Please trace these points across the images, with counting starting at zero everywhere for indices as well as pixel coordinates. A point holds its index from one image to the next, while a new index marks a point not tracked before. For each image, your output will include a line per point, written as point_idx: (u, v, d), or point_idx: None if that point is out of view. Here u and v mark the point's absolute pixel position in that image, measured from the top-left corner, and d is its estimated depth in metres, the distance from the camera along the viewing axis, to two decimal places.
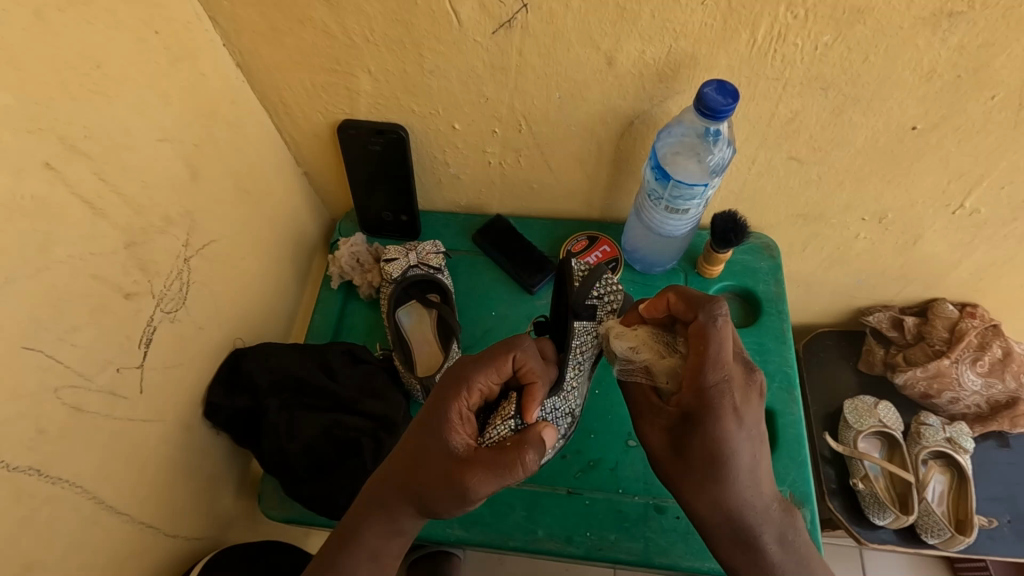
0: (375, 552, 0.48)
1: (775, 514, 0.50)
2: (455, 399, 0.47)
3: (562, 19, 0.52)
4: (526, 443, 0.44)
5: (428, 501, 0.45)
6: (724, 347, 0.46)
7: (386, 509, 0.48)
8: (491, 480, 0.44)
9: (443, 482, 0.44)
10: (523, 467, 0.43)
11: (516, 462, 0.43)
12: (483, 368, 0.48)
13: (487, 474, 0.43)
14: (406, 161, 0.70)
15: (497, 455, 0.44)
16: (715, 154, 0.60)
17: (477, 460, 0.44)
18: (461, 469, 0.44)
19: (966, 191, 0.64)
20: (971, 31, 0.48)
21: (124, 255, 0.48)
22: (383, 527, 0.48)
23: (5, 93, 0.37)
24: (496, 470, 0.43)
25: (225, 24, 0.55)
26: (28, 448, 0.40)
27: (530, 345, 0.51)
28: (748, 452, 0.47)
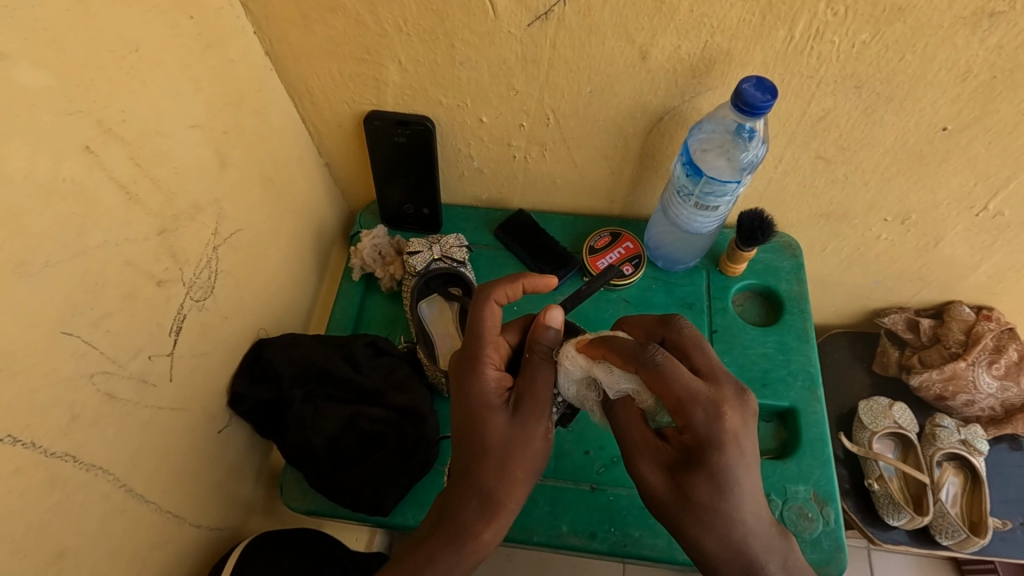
0: (477, 537, 0.47)
1: (776, 539, 0.45)
2: (476, 355, 0.49)
3: (598, 12, 0.52)
4: (534, 330, 0.51)
5: (511, 449, 0.47)
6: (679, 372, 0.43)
7: (471, 489, 0.47)
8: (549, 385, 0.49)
9: (512, 423, 0.47)
10: (556, 349, 0.50)
11: (549, 349, 0.49)
12: (494, 315, 0.50)
13: (543, 378, 0.49)
14: (431, 153, 0.70)
15: (534, 367, 0.49)
16: (748, 152, 0.60)
17: (527, 384, 0.48)
18: (524, 400, 0.48)
19: (990, 193, 0.64)
20: (1010, 32, 0.48)
21: (157, 241, 0.48)
22: (485, 508, 0.47)
23: (46, 74, 0.37)
24: (543, 367, 0.49)
25: (256, 10, 0.55)
26: (63, 435, 0.40)
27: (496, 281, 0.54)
28: (736, 516, 0.43)
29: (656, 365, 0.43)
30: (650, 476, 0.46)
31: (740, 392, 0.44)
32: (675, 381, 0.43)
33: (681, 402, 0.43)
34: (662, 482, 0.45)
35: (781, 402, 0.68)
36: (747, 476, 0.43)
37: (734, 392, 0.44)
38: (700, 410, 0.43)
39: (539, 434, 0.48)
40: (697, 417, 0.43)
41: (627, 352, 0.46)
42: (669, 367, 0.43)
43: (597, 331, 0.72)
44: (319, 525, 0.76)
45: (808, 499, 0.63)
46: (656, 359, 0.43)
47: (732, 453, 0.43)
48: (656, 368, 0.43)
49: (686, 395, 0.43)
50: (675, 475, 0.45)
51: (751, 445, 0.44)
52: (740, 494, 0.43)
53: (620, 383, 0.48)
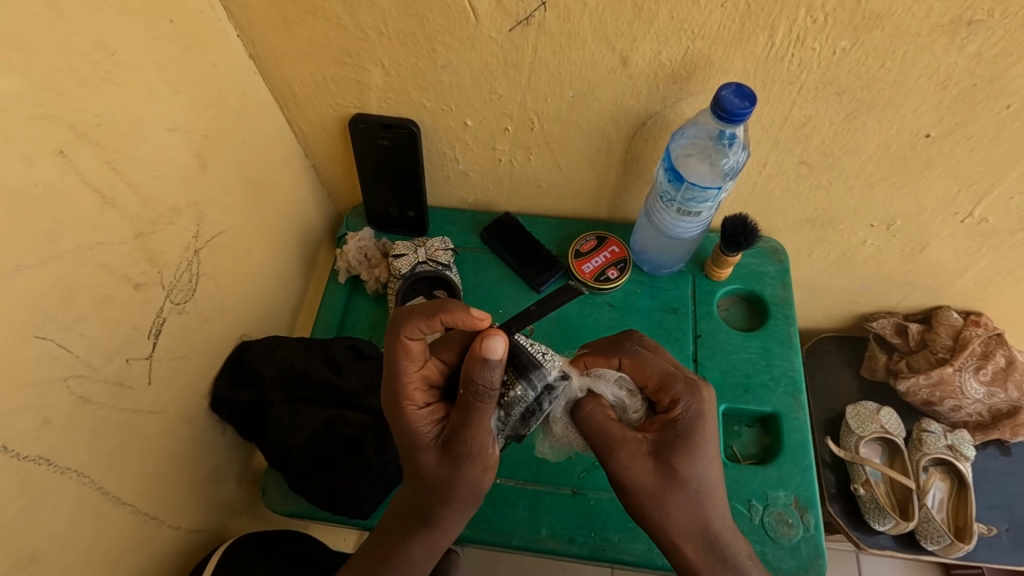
0: (429, 550, 0.50)
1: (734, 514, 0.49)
2: (399, 396, 0.48)
3: (578, 18, 0.52)
4: (469, 364, 0.44)
5: (443, 486, 0.47)
6: (659, 359, 0.52)
7: (420, 511, 0.49)
8: (485, 424, 0.46)
9: (447, 459, 0.47)
10: (493, 385, 0.44)
11: (488, 389, 0.44)
12: (411, 352, 0.47)
13: (476, 423, 0.46)
14: (415, 155, 0.70)
15: (470, 405, 0.45)
16: (729, 158, 0.60)
17: (460, 418, 0.46)
18: (457, 440, 0.46)
19: (975, 200, 0.64)
20: (990, 40, 0.48)
21: (133, 245, 0.48)
22: (427, 529, 0.49)
23: (18, 79, 0.37)
24: (477, 407, 0.45)
25: (237, 13, 0.55)
26: (34, 438, 0.40)
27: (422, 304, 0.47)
28: (707, 487, 0.47)
29: (636, 352, 0.52)
30: (630, 467, 0.47)
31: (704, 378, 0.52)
32: (654, 364, 0.51)
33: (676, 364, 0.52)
34: (648, 472, 0.47)
35: (763, 408, 0.68)
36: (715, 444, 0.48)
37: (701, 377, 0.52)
38: (678, 382, 0.49)
39: (479, 469, 0.47)
40: (678, 391, 0.49)
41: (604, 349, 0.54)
42: (644, 356, 0.52)
43: (582, 335, 0.72)
44: (303, 528, 0.76)
45: (788, 504, 0.63)
46: (637, 347, 0.53)
47: (707, 429, 0.48)
48: (635, 356, 0.52)
49: (664, 375, 0.50)
50: (656, 458, 0.47)
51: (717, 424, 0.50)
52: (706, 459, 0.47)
53: (613, 388, 0.52)
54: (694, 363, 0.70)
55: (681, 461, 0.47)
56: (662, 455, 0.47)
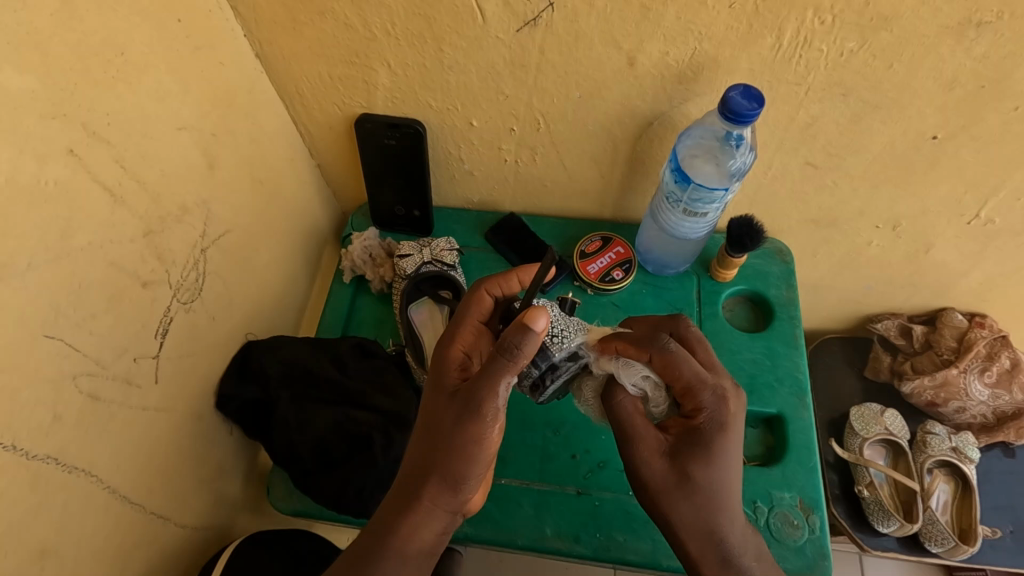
0: (412, 535, 0.46)
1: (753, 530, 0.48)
2: (446, 346, 0.51)
3: (585, 18, 0.52)
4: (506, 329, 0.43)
5: (450, 448, 0.45)
6: (692, 364, 0.49)
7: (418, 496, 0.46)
8: (497, 384, 0.44)
9: (457, 416, 0.45)
10: (527, 354, 0.43)
11: (522, 357, 0.43)
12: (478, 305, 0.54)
13: (491, 382, 0.44)
14: (421, 155, 0.70)
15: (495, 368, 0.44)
16: (737, 159, 0.60)
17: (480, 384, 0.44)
18: (471, 396, 0.44)
19: (980, 202, 0.64)
20: (997, 42, 0.48)
21: (143, 243, 0.48)
22: (419, 504, 0.46)
23: (30, 78, 0.37)
24: (504, 374, 0.43)
25: (246, 13, 0.55)
26: (45, 435, 0.40)
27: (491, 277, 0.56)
28: (724, 496, 0.46)
29: (669, 352, 0.49)
30: (650, 464, 0.47)
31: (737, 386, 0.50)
32: (687, 367, 0.49)
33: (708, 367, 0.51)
34: (663, 466, 0.47)
35: (768, 408, 0.68)
36: (735, 455, 0.48)
37: (733, 385, 0.50)
38: (706, 393, 0.48)
39: (485, 433, 0.45)
40: (705, 398, 0.48)
41: (638, 338, 0.51)
42: (678, 357, 0.49)
43: None
44: (307, 526, 0.76)
45: (793, 505, 0.63)
46: (670, 346, 0.49)
47: (728, 436, 0.47)
48: (667, 356, 0.49)
49: (693, 379, 0.48)
50: (676, 458, 0.47)
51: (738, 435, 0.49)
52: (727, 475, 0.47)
53: (636, 380, 0.49)
54: None
55: (697, 466, 0.46)
56: (683, 456, 0.47)
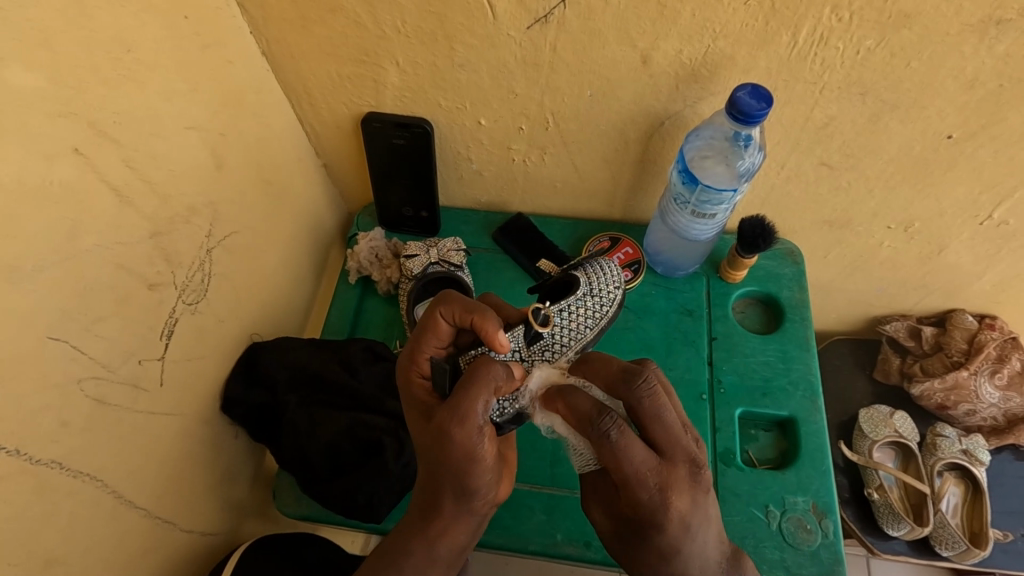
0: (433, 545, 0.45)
1: None
2: (409, 374, 0.47)
3: (600, 16, 0.51)
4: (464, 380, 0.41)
5: (447, 479, 0.43)
6: (668, 420, 0.42)
7: (431, 521, 0.45)
8: (469, 422, 0.40)
9: (434, 449, 0.42)
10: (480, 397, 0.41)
11: (489, 379, 0.41)
12: (437, 330, 0.47)
13: (464, 419, 0.40)
14: (429, 155, 0.69)
15: (458, 401, 0.40)
16: (745, 160, 0.59)
17: (447, 420, 0.40)
18: (441, 437, 0.41)
19: (996, 202, 0.63)
20: (1020, 40, 0.47)
21: (150, 244, 0.47)
22: (431, 531, 0.45)
23: (38, 75, 0.36)
24: (468, 408, 0.40)
25: (254, 10, 0.54)
26: (52, 441, 0.40)
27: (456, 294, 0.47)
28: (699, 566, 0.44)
29: (644, 403, 0.41)
30: (599, 517, 0.48)
31: (693, 470, 0.42)
32: (630, 464, 0.39)
33: (659, 447, 0.42)
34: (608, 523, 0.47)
35: (780, 411, 0.67)
36: (702, 529, 0.43)
37: (688, 470, 0.42)
38: (645, 491, 0.40)
39: (474, 468, 0.42)
40: (678, 478, 0.41)
41: (583, 414, 0.41)
42: (653, 415, 0.41)
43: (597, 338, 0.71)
44: (314, 530, 0.75)
45: (807, 510, 0.63)
46: (647, 395, 0.41)
47: (673, 529, 0.42)
48: (642, 412, 0.41)
49: (665, 444, 0.41)
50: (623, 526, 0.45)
51: (705, 514, 0.43)
52: (686, 554, 0.43)
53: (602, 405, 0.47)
54: (709, 366, 0.70)
55: (660, 538, 0.42)
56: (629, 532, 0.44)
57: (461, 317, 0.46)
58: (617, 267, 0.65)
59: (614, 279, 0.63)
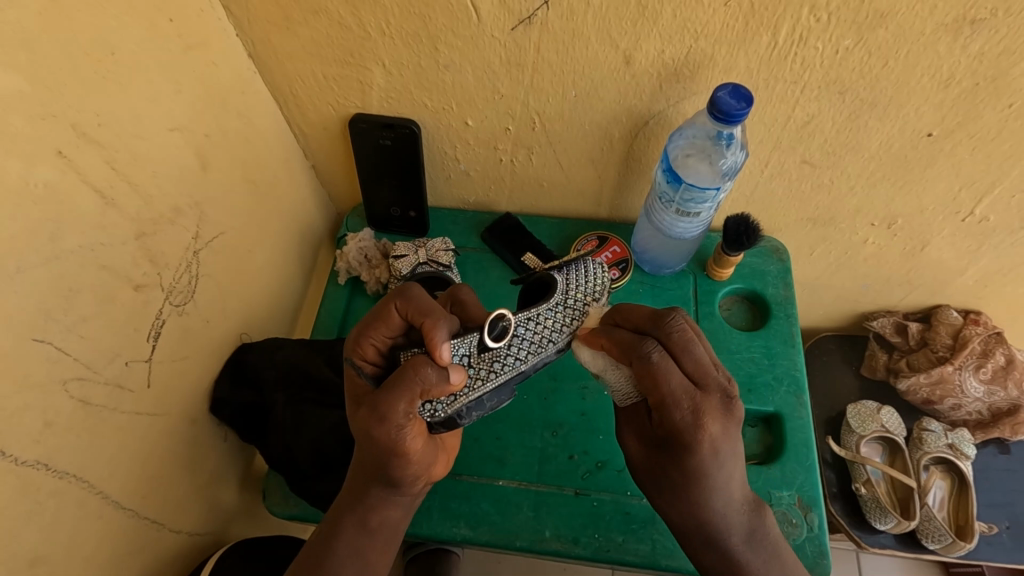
0: (367, 526, 0.49)
1: (743, 518, 0.47)
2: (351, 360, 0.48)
3: (582, 17, 0.51)
4: (395, 378, 0.44)
5: (374, 464, 0.46)
6: (699, 358, 0.45)
7: (360, 502, 0.48)
8: (392, 417, 0.44)
9: (361, 439, 0.46)
10: (407, 397, 0.44)
11: (415, 381, 0.44)
12: (383, 320, 0.48)
13: (386, 416, 0.43)
14: (416, 155, 0.69)
15: (382, 400, 0.43)
16: (728, 158, 0.60)
17: (368, 418, 0.44)
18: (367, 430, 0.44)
19: (976, 198, 0.64)
20: (993, 39, 0.48)
21: (134, 245, 0.47)
22: (360, 517, 0.48)
23: (19, 77, 0.37)
24: (392, 406, 0.43)
25: (239, 13, 0.55)
26: (35, 442, 0.40)
27: (416, 291, 0.48)
28: (722, 502, 0.46)
29: (651, 363, 0.44)
30: (631, 443, 0.50)
31: (728, 399, 0.44)
32: (667, 384, 0.44)
33: (693, 377, 0.45)
34: (641, 448, 0.49)
35: (765, 407, 0.68)
36: (730, 466, 0.45)
37: (723, 399, 0.44)
38: (679, 412, 0.43)
39: (395, 459, 0.45)
40: (698, 420, 0.43)
41: (624, 345, 0.46)
42: (664, 367, 0.44)
43: None
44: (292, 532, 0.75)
45: (792, 504, 0.63)
46: (652, 358, 0.44)
47: (705, 456, 0.44)
48: (675, 343, 0.45)
49: (695, 373, 0.45)
50: (654, 449, 0.47)
51: (729, 448, 0.45)
52: (711, 480, 0.45)
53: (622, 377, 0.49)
54: None
55: (690, 457, 0.44)
56: (657, 452, 0.47)
57: (413, 315, 0.47)
58: (606, 270, 0.55)
59: (597, 282, 0.53)
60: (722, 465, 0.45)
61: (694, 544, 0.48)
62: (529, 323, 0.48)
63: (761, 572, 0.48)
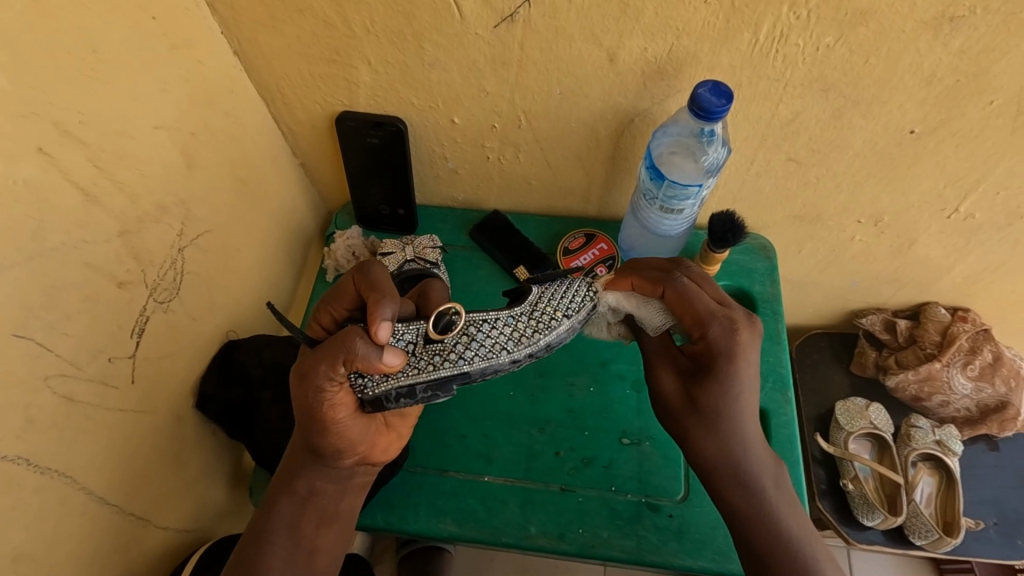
0: (299, 497, 0.52)
1: (765, 449, 0.50)
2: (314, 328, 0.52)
3: (565, 15, 0.52)
4: (325, 344, 0.46)
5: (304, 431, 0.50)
6: (716, 292, 0.51)
7: (295, 479, 0.52)
8: (314, 381, 0.46)
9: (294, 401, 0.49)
10: (328, 361, 0.45)
11: (338, 348, 0.45)
12: (342, 293, 0.51)
13: (309, 378, 0.46)
14: (404, 152, 0.69)
15: (308, 362, 0.46)
16: (710, 156, 0.60)
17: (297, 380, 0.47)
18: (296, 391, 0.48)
19: (961, 196, 0.64)
20: (973, 36, 0.48)
21: (118, 243, 0.47)
22: (294, 487, 0.52)
23: (1, 76, 0.37)
24: (313, 370, 0.46)
25: (224, 11, 0.55)
26: (18, 438, 0.40)
27: (375, 268, 0.50)
28: (749, 426, 0.49)
29: (683, 286, 0.49)
30: (664, 382, 0.51)
31: (753, 317, 0.49)
32: (701, 300, 0.48)
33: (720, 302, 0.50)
34: (675, 384, 0.51)
35: None
36: (754, 386, 0.49)
37: (749, 317, 0.49)
38: (716, 323, 0.48)
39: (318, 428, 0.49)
40: (725, 333, 0.47)
41: (653, 280, 0.50)
42: (693, 289, 0.49)
43: None
44: None
45: None
46: (683, 280, 0.49)
47: (738, 367, 0.47)
48: (698, 273, 0.51)
49: (721, 300, 0.50)
50: (687, 380, 0.50)
51: (754, 366, 0.49)
52: (743, 395, 0.48)
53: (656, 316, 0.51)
54: None
55: (725, 370, 0.47)
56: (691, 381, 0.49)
57: (363, 288, 0.49)
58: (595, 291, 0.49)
59: (577, 300, 0.48)
60: (751, 382, 0.48)
61: (724, 484, 0.49)
62: (483, 324, 0.45)
63: (787, 507, 0.49)
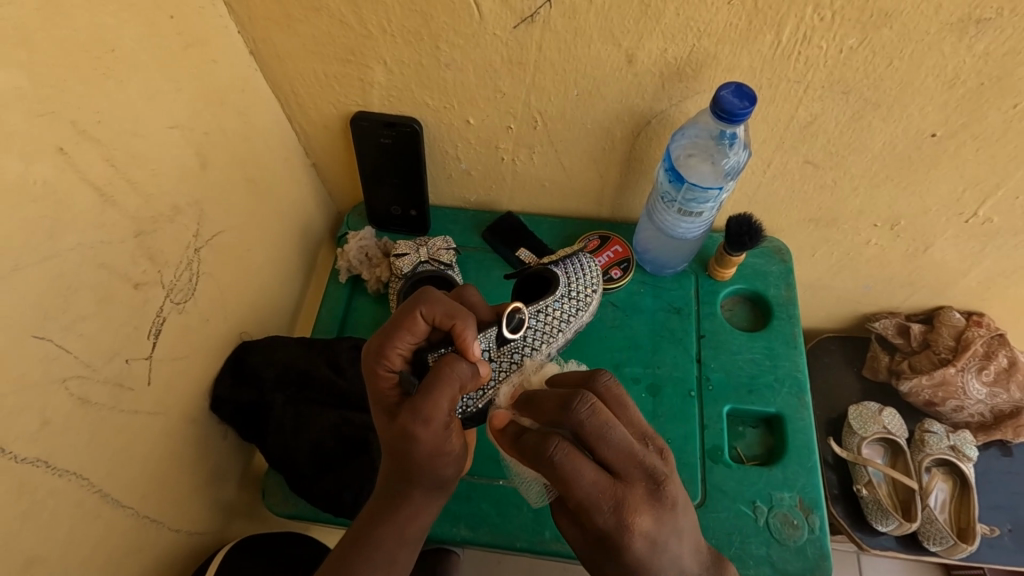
0: (403, 534, 0.46)
1: None
2: (371, 374, 0.47)
3: (584, 15, 0.51)
4: (437, 375, 0.44)
5: (413, 470, 0.45)
6: (615, 437, 0.39)
7: (397, 509, 0.46)
8: (437, 412, 0.43)
9: (399, 445, 0.44)
10: (451, 390, 0.44)
11: (454, 375, 0.44)
12: (410, 328, 0.47)
13: (434, 408, 0.43)
14: (418, 153, 0.69)
15: (424, 400, 0.43)
16: (731, 158, 0.59)
17: (412, 419, 0.43)
18: (408, 433, 0.43)
19: (980, 200, 0.63)
20: (998, 39, 0.47)
21: (133, 244, 0.47)
22: (400, 528, 0.46)
23: (19, 74, 0.36)
24: (437, 399, 0.43)
25: (239, 10, 0.54)
26: (32, 441, 0.39)
27: (437, 295, 0.48)
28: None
29: (558, 467, 0.38)
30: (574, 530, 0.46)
31: (654, 490, 0.39)
32: (578, 486, 0.38)
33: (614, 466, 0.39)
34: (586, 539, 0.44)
35: (768, 408, 0.68)
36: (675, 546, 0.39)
37: (649, 491, 0.39)
38: (601, 518, 0.38)
39: (437, 461, 0.45)
40: (604, 523, 0.38)
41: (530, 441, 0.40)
42: (573, 470, 0.38)
43: (583, 332, 0.72)
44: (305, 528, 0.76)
45: (793, 506, 0.63)
46: (555, 460, 0.38)
47: (639, 558, 0.39)
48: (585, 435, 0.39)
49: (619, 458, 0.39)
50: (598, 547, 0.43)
51: (671, 537, 0.39)
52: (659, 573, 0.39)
53: None
54: (697, 363, 0.70)
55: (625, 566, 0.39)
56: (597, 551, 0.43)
57: (441, 319, 0.47)
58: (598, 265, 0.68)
59: (591, 273, 0.66)
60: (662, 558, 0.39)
61: None
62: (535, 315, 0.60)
63: None
